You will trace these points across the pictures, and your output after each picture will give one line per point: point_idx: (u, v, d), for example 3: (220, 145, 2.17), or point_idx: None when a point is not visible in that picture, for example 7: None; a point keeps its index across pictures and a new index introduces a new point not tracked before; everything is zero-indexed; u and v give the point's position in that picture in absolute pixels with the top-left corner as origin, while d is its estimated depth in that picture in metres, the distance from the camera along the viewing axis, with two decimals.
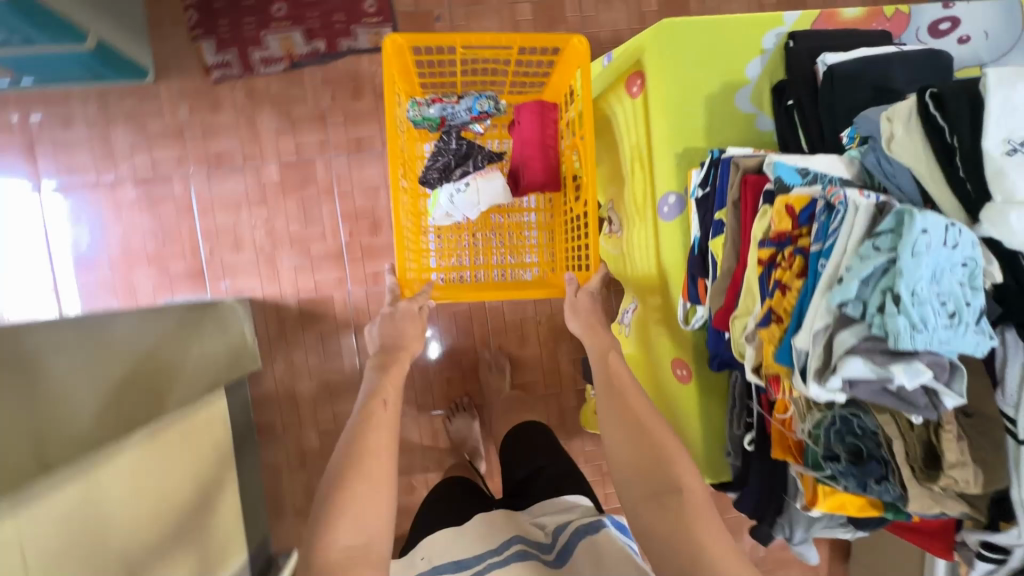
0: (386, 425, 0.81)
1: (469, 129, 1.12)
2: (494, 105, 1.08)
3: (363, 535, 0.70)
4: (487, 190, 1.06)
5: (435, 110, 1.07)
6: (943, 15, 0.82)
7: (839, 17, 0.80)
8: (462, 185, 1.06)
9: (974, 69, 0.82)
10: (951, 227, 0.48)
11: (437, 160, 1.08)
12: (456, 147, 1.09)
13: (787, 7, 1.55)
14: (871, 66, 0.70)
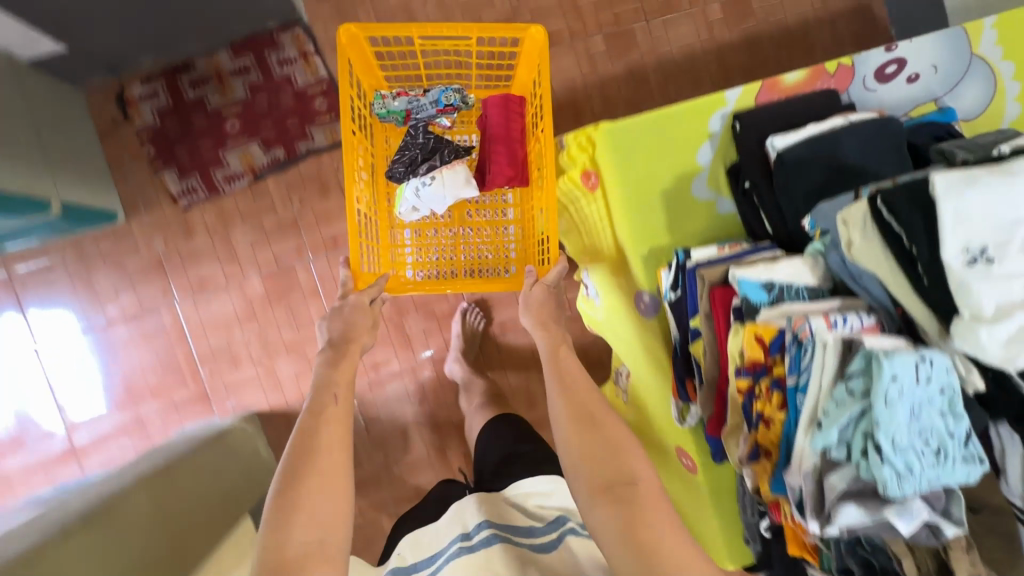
0: (334, 427, 0.81)
1: (437, 123, 1.15)
2: (460, 97, 1.12)
3: (317, 533, 0.70)
4: (452, 183, 1.05)
5: (401, 101, 1.11)
6: (887, 58, 0.80)
7: (781, 82, 0.79)
8: (428, 178, 1.04)
9: (928, 108, 0.81)
10: (922, 363, 0.48)
11: (403, 154, 1.09)
12: (423, 141, 1.10)
13: (736, 20, 1.53)
14: (820, 147, 0.68)
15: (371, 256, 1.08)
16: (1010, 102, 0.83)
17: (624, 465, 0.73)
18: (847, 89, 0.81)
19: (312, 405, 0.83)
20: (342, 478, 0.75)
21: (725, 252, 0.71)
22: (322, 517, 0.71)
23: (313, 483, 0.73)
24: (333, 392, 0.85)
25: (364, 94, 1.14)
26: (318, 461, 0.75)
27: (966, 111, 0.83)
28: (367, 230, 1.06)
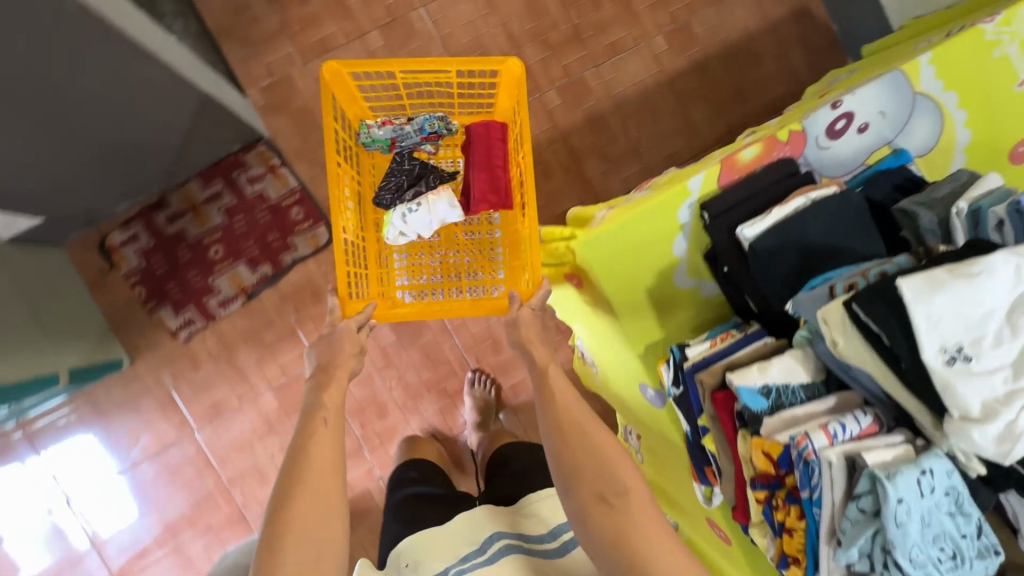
0: (327, 447, 0.77)
1: (423, 150, 1.11)
2: (445, 123, 1.07)
3: (311, 555, 0.70)
4: (438, 208, 1.00)
5: (385, 130, 1.06)
6: (835, 115, 0.82)
7: (737, 161, 0.80)
8: (415, 205, 1.01)
9: (883, 153, 0.84)
10: (923, 478, 0.50)
11: (389, 182, 1.03)
12: (410, 168, 1.04)
13: (682, 48, 1.56)
14: (788, 234, 0.71)
15: (361, 284, 1.01)
16: (958, 128, 0.86)
17: (617, 471, 0.73)
18: (803, 153, 0.83)
19: (302, 424, 0.79)
20: (334, 498, 0.74)
21: (718, 344, 0.73)
22: (316, 540, 0.71)
23: (307, 504, 0.72)
24: (322, 416, 0.80)
25: (346, 123, 1.08)
26: (314, 486, 0.73)
27: (921, 145, 0.86)
28: (355, 260, 1.00)
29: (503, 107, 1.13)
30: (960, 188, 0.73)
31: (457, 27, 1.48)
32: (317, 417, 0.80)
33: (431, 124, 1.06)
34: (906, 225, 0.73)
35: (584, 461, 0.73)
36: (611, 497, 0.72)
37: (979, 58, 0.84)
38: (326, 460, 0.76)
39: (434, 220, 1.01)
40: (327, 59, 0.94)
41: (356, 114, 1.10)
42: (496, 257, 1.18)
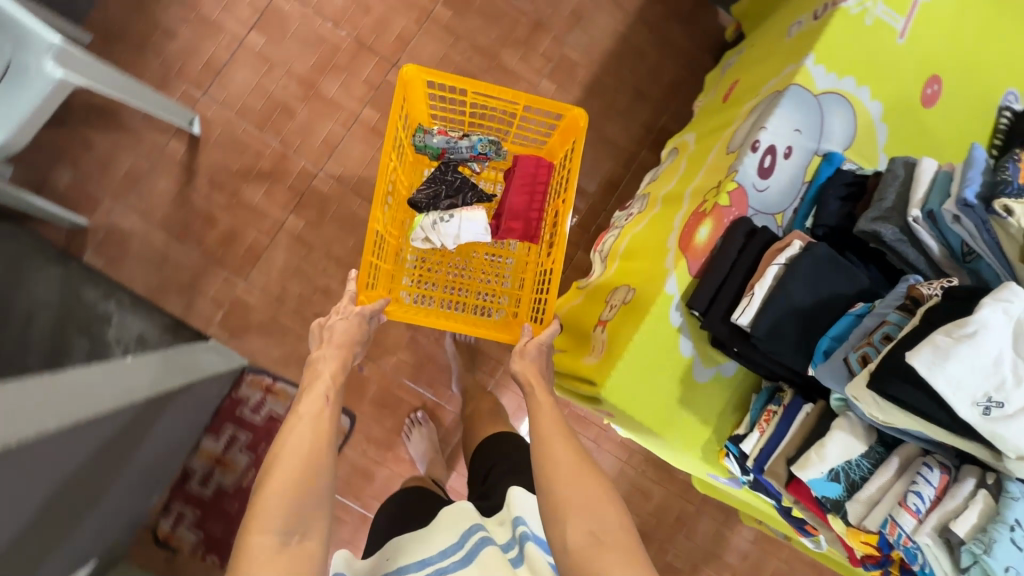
0: (329, 423, 0.76)
1: (468, 166, 1.18)
2: (495, 149, 1.15)
3: (300, 525, 0.67)
4: (468, 225, 1.05)
5: (439, 138, 1.14)
6: (759, 155, 0.85)
7: (694, 245, 0.83)
8: (448, 215, 1.05)
9: (814, 163, 0.87)
10: (1015, 535, 0.55)
11: (430, 187, 1.11)
12: (453, 178, 1.13)
13: (568, 82, 1.56)
14: (779, 311, 0.73)
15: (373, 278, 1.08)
16: (867, 103, 0.89)
17: (613, 507, 0.69)
18: (748, 202, 0.84)
19: (302, 398, 0.78)
20: (325, 482, 0.71)
21: (766, 428, 0.76)
22: (290, 526, 0.66)
23: (288, 478, 0.68)
24: (324, 392, 0.78)
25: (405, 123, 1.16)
26: (312, 461, 0.70)
27: (844, 138, 0.88)
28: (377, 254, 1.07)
29: (553, 147, 1.22)
30: (904, 186, 0.76)
31: (363, 171, 1.47)
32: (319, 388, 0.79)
33: (482, 145, 1.14)
34: (877, 242, 0.76)
35: (572, 486, 0.69)
36: (603, 536, 0.67)
37: (851, 35, 0.88)
38: (324, 440, 0.73)
39: (461, 233, 1.06)
40: (412, 63, 1.04)
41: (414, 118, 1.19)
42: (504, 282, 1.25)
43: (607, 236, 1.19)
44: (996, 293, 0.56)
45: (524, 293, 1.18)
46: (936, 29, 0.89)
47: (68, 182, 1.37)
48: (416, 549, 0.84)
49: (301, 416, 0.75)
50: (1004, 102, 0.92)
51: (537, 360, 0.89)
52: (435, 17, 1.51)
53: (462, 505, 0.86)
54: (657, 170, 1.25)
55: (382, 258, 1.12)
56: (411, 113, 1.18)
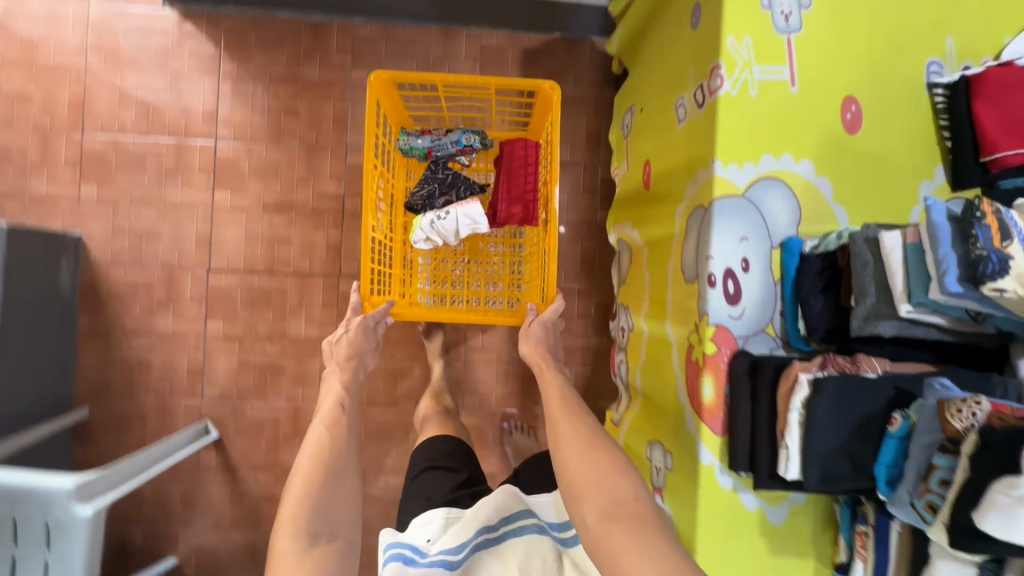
0: (350, 429, 0.89)
1: (456, 161, 1.32)
2: (478, 139, 1.29)
3: (328, 526, 0.76)
4: (464, 218, 1.17)
5: (424, 140, 1.29)
6: (721, 287, 0.81)
7: (706, 406, 0.81)
8: (444, 212, 1.17)
9: (777, 257, 0.82)
10: None
11: (424, 188, 1.24)
12: (443, 175, 1.25)
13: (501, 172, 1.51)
14: (822, 458, 0.71)
15: (385, 282, 1.21)
16: (796, 167, 0.83)
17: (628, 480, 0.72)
18: (732, 335, 0.81)
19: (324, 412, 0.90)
20: (351, 480, 0.82)
21: (866, 555, 0.75)
22: (328, 514, 0.76)
23: (326, 476, 0.79)
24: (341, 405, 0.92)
25: (390, 131, 1.29)
26: (334, 461, 0.82)
27: (793, 217, 0.82)
28: (383, 260, 1.20)
29: (535, 127, 1.33)
30: (879, 271, 0.71)
31: (368, 383, 1.50)
32: (333, 398, 0.94)
33: (466, 137, 1.29)
34: (881, 336, 0.71)
35: (578, 460, 0.74)
36: (614, 512, 0.70)
37: (743, 111, 0.82)
38: (345, 449, 0.85)
39: (460, 227, 1.17)
40: (382, 71, 1.12)
41: (396, 125, 1.31)
42: (514, 268, 1.36)
43: (617, 357, 1.19)
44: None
45: (532, 276, 1.29)
46: (820, 56, 0.83)
47: (144, 535, 1.47)
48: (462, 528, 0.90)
49: (326, 420, 0.87)
50: (930, 76, 0.85)
51: (541, 341, 1.05)
52: (349, 212, 1.51)
53: (507, 493, 0.94)
54: (620, 263, 1.20)
55: (391, 262, 1.25)
56: (393, 121, 1.30)
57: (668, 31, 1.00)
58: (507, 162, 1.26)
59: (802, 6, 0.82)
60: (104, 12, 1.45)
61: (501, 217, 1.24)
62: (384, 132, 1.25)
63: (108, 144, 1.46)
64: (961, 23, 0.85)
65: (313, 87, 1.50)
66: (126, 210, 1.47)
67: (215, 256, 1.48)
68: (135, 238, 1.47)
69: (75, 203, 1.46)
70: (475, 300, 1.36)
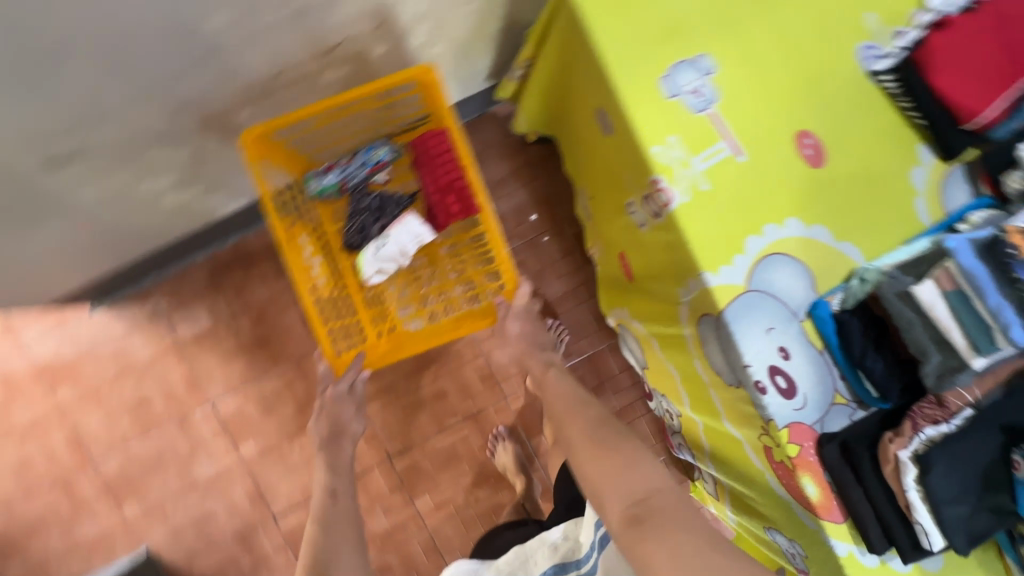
0: (349, 524, 0.82)
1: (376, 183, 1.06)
2: (387, 150, 1.03)
3: None
4: (406, 234, 0.97)
5: (331, 175, 1.01)
6: (773, 389, 0.76)
7: (817, 503, 0.77)
8: (382, 238, 0.97)
9: (809, 328, 0.77)
10: None
11: (353, 225, 1.02)
12: (367, 203, 1.02)
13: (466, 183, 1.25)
14: (959, 523, 0.68)
15: (352, 334, 1.05)
16: (783, 230, 0.76)
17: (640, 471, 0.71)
18: (807, 426, 0.77)
19: (320, 509, 0.85)
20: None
21: None
22: None
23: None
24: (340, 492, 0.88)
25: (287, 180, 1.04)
26: (331, 560, 0.76)
27: (805, 284, 0.77)
28: (334, 311, 1.03)
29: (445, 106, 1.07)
30: (930, 327, 0.65)
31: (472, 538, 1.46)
32: (325, 486, 0.89)
33: (374, 152, 1.02)
34: (964, 384, 0.66)
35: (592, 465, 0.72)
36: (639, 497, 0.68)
37: (708, 209, 0.75)
38: (343, 546, 0.78)
39: (405, 246, 0.98)
40: (252, 127, 0.84)
41: (299, 171, 1.06)
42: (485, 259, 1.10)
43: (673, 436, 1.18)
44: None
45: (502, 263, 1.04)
46: (751, 109, 0.75)
47: None
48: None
49: (318, 519, 0.82)
50: (869, 64, 0.76)
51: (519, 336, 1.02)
52: (366, 397, 1.45)
53: (570, 527, 0.90)
54: (632, 344, 1.16)
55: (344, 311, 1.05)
56: (291, 172, 1.04)
57: (582, 124, 0.93)
58: (424, 160, 1.01)
59: (706, 74, 0.74)
60: (45, 347, 1.40)
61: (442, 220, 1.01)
62: (277, 182, 0.99)
63: (122, 460, 1.43)
64: None
65: (267, 305, 1.44)
66: (173, 508, 1.44)
67: (273, 503, 1.45)
68: (196, 527, 1.44)
69: (125, 526, 1.43)
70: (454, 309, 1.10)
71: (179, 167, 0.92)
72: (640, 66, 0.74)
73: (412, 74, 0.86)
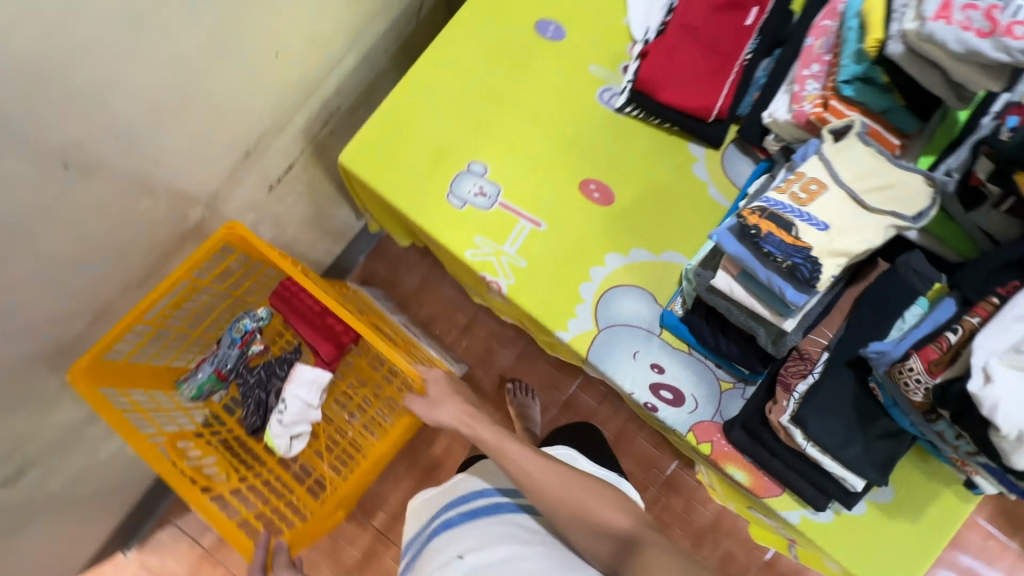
0: None
1: (255, 354, 1.03)
2: (250, 319, 1.01)
3: None
4: (302, 386, 0.98)
5: (204, 369, 0.99)
6: (664, 402, 0.82)
7: (753, 484, 0.81)
8: (281, 405, 0.97)
9: (670, 337, 0.83)
10: None
11: (251, 407, 1.00)
12: (255, 377, 1.02)
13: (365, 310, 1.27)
14: (857, 457, 0.71)
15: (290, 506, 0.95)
16: (606, 268, 0.84)
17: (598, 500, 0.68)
18: (710, 420, 0.82)
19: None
20: None
21: (966, 468, 0.73)
22: None
23: None
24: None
25: (157, 398, 0.96)
26: None
27: (647, 303, 0.84)
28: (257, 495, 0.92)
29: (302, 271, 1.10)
30: (743, 307, 0.72)
31: None
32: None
33: (236, 329, 1.00)
34: (798, 339, 0.72)
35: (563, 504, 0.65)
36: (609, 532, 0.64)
37: (534, 283, 0.83)
38: None
39: (306, 399, 0.98)
40: (77, 362, 0.77)
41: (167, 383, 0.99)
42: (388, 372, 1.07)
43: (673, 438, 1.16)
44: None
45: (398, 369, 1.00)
46: (530, 187, 0.85)
47: None
48: (487, 533, 0.67)
49: None
50: (610, 103, 0.87)
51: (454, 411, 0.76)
52: None
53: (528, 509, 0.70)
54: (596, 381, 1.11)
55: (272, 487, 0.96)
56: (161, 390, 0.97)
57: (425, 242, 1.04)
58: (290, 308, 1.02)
59: (481, 175, 0.85)
60: None
61: (330, 352, 1.00)
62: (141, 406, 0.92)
63: None
64: (590, 53, 0.88)
65: None
66: None
67: None
68: None
69: None
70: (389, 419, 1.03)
71: None
72: (425, 200, 0.84)
73: (219, 237, 0.84)
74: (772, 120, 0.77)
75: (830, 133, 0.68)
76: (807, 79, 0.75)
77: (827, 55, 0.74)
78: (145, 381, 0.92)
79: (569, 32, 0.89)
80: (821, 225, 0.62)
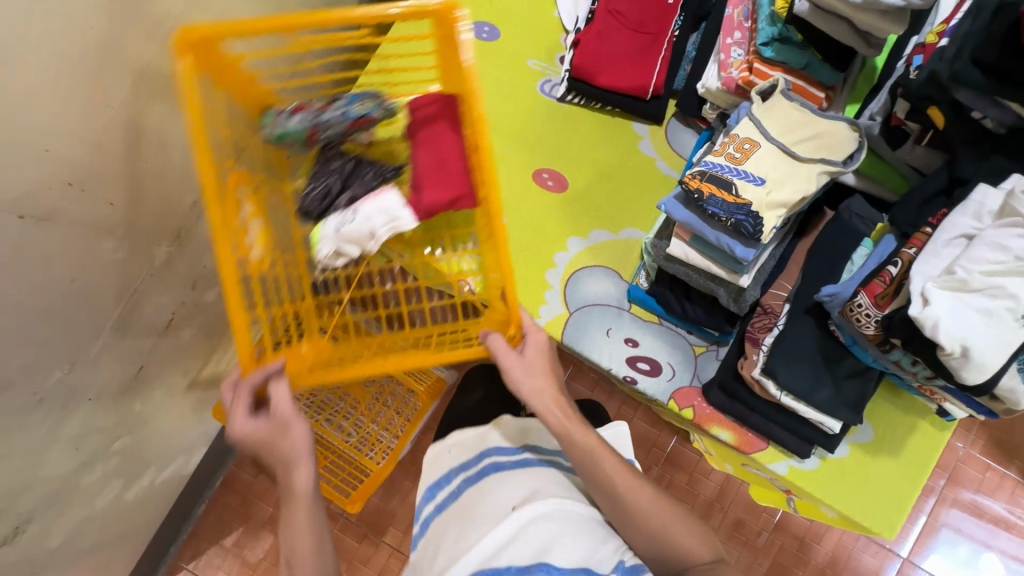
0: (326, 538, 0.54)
1: (356, 141, 0.67)
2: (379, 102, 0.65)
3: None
4: (379, 211, 0.61)
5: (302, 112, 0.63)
6: (643, 375, 0.83)
7: (738, 441, 0.81)
8: (350, 209, 0.62)
9: (640, 310, 0.86)
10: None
11: (315, 187, 0.66)
12: (339, 164, 0.66)
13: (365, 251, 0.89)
14: (830, 400, 0.74)
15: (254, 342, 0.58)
16: (569, 251, 0.86)
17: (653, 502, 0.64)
18: (688, 386, 0.83)
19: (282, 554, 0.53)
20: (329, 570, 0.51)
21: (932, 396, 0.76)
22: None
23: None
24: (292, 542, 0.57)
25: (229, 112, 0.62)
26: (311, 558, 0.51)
27: (613, 280, 0.86)
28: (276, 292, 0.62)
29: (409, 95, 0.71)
30: (700, 270, 0.75)
31: None
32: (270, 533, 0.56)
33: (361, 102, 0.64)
34: (756, 295, 0.75)
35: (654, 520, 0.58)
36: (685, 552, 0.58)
37: None
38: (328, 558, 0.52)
39: (377, 231, 0.61)
40: (195, 24, 0.51)
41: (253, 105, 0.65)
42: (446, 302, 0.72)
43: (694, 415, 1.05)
44: (964, 204, 0.60)
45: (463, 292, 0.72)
46: None
47: None
48: (540, 486, 0.58)
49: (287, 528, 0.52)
50: (551, 92, 0.91)
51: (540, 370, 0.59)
52: None
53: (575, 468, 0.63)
54: None
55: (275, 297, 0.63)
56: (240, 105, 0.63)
57: None
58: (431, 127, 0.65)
59: None
60: None
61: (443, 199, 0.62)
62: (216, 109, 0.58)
63: None
64: (526, 50, 0.92)
65: None
66: None
67: None
68: None
69: None
70: (405, 417, 1.01)
71: (121, 471, 0.88)
72: None
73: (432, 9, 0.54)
74: (705, 90, 0.80)
75: (757, 95, 0.72)
76: (732, 47, 0.78)
77: (746, 22, 0.79)
78: (233, 82, 0.59)
79: (502, 31, 0.92)
80: (757, 180, 0.65)
